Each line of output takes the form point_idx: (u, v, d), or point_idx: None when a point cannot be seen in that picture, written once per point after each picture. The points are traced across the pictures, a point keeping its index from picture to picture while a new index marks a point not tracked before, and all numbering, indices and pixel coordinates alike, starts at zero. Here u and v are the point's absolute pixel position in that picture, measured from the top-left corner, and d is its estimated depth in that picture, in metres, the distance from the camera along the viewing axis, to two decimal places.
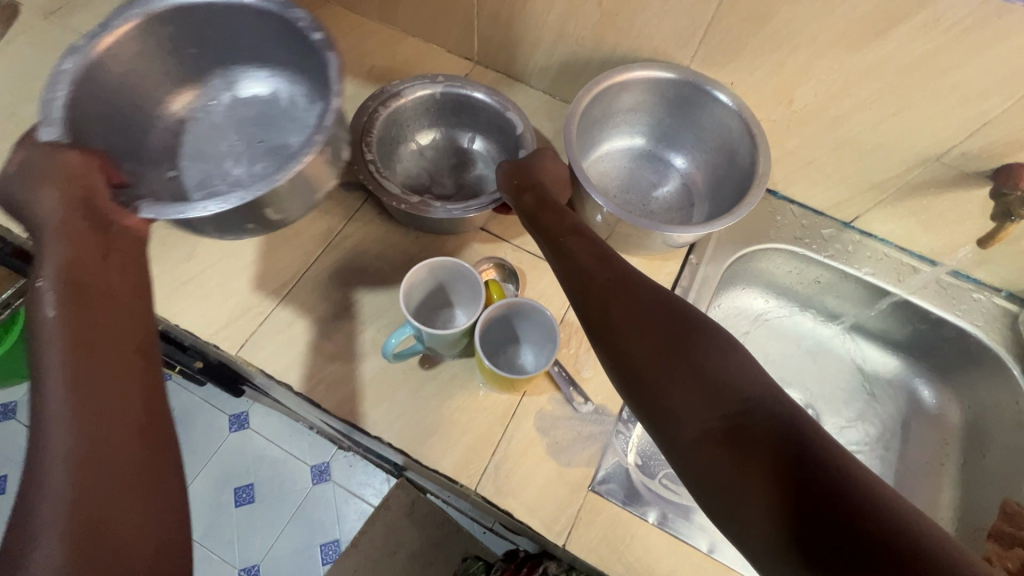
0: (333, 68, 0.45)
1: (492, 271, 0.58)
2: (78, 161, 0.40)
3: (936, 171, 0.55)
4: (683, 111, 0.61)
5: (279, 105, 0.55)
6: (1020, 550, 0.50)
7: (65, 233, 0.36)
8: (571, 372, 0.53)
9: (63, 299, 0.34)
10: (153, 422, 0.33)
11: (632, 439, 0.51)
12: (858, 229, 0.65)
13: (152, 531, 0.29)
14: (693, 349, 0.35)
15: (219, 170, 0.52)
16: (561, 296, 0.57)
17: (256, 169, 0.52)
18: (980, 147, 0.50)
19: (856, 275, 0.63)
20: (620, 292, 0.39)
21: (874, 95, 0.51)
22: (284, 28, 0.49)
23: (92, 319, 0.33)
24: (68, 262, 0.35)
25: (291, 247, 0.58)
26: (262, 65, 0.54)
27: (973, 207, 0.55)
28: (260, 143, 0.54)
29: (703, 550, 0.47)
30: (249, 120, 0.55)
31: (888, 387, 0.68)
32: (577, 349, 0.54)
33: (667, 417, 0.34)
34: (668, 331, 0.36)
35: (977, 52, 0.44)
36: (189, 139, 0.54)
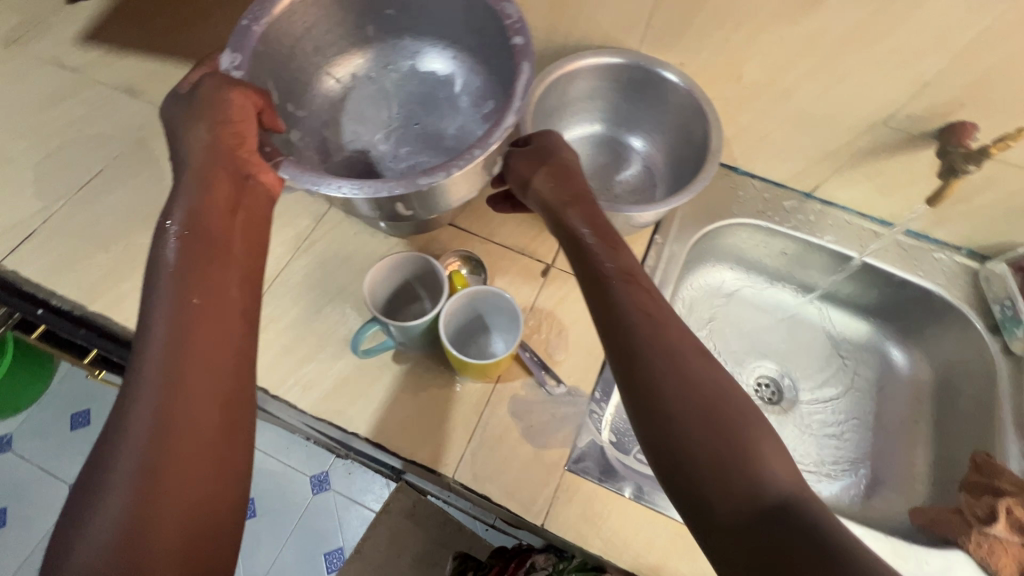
0: (523, 82, 0.43)
1: (458, 264, 0.58)
2: (246, 102, 0.41)
3: (885, 135, 0.56)
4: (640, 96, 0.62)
5: (450, 91, 0.56)
6: (990, 496, 0.50)
7: (201, 177, 0.37)
8: (543, 357, 0.54)
9: (184, 251, 0.35)
10: (236, 402, 0.32)
11: (605, 418, 0.52)
12: (818, 198, 0.67)
13: (206, 508, 0.29)
14: (741, 438, 0.32)
15: (368, 143, 0.54)
16: (530, 284, 0.58)
17: (402, 152, 0.54)
18: (923, 109, 0.52)
19: (819, 243, 0.65)
20: (662, 351, 0.35)
21: (817, 66, 0.52)
22: (480, 15, 0.49)
23: (207, 284, 0.34)
24: (196, 212, 0.36)
25: None
26: (438, 43, 0.55)
27: (924, 167, 0.57)
28: (416, 125, 0.55)
29: (680, 519, 0.48)
30: (414, 96, 0.56)
31: (860, 351, 0.69)
32: (547, 334, 0.55)
33: (701, 494, 0.31)
34: (715, 409, 0.33)
35: (908, 16, 0.45)
36: (346, 109, 0.55)
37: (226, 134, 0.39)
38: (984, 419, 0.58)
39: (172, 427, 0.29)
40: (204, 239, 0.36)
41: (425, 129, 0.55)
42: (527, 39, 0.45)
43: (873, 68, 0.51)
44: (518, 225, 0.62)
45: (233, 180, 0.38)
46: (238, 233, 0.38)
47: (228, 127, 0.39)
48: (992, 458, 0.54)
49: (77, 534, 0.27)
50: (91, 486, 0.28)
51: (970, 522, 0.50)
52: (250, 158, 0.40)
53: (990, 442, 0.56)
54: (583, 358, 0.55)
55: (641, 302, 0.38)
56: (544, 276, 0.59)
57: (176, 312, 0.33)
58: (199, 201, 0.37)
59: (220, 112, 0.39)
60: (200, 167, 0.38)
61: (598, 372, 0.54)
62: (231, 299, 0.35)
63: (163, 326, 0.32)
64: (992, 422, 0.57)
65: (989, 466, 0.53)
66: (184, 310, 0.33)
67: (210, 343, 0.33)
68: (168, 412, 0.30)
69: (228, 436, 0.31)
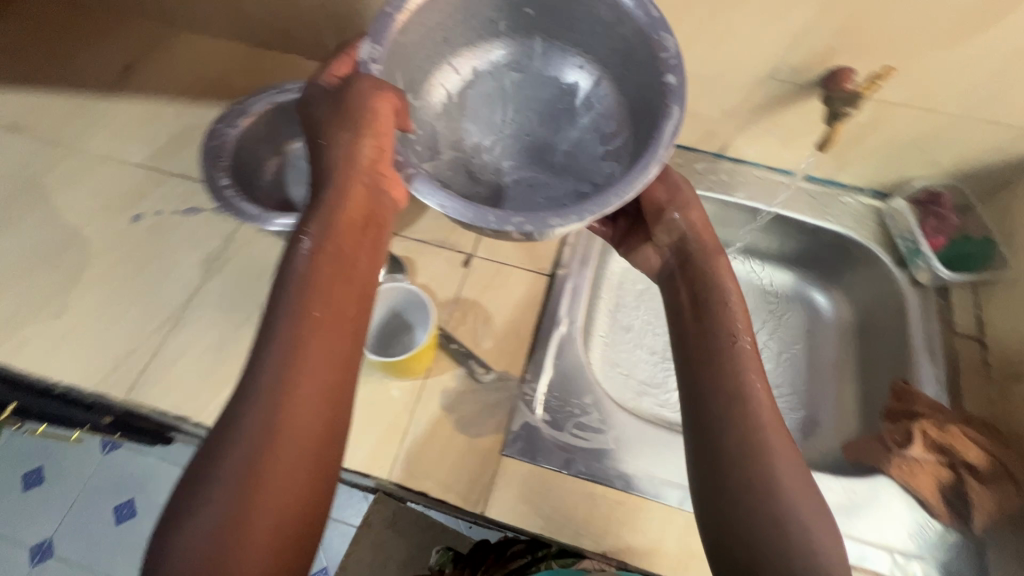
0: (672, 127, 0.45)
1: None
2: (390, 106, 0.47)
3: (773, 88, 0.62)
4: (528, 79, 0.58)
5: (573, 101, 0.58)
6: (903, 420, 0.60)
7: (335, 207, 0.44)
8: (471, 346, 0.61)
9: (314, 263, 0.41)
10: (337, 422, 0.38)
11: (538, 398, 0.58)
12: (728, 157, 0.74)
13: (297, 517, 0.35)
14: (761, 469, 0.41)
15: (472, 149, 0.57)
16: (453, 277, 0.65)
17: (506, 164, 0.57)
18: (796, 61, 0.58)
19: (734, 200, 0.72)
20: (727, 376, 0.45)
21: (694, 31, 0.58)
22: (632, 30, 0.50)
23: (327, 306, 0.40)
24: (324, 240, 0.42)
25: (174, 279, 0.67)
26: (589, 59, 0.56)
27: (806, 116, 0.64)
28: (540, 130, 0.58)
29: (616, 485, 0.54)
30: (534, 99, 0.58)
31: (786, 301, 0.77)
32: (474, 324, 0.62)
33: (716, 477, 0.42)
34: (748, 442, 0.42)
35: None
36: (473, 102, 0.58)
37: (359, 145, 0.45)
38: (902, 344, 0.67)
39: (284, 434, 0.35)
40: (330, 257, 0.42)
41: (538, 140, 0.58)
42: (678, 78, 0.47)
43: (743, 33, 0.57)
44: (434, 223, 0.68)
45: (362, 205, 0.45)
46: (354, 254, 0.43)
47: (352, 142, 0.45)
48: (908, 386, 0.63)
49: (188, 515, 0.34)
50: (198, 477, 0.35)
51: (888, 447, 0.59)
52: (366, 182, 0.45)
53: (904, 367, 0.65)
54: (507, 344, 0.61)
55: (730, 333, 0.47)
56: (465, 267, 0.65)
57: (303, 317, 0.39)
58: (326, 229, 0.43)
59: (342, 113, 0.46)
60: (330, 180, 0.45)
61: (528, 357, 0.60)
62: (338, 321, 0.40)
63: (275, 352, 0.37)
64: (905, 348, 0.66)
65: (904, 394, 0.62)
66: (306, 313, 0.39)
67: (318, 358, 0.38)
68: (282, 420, 0.36)
69: (325, 450, 0.37)
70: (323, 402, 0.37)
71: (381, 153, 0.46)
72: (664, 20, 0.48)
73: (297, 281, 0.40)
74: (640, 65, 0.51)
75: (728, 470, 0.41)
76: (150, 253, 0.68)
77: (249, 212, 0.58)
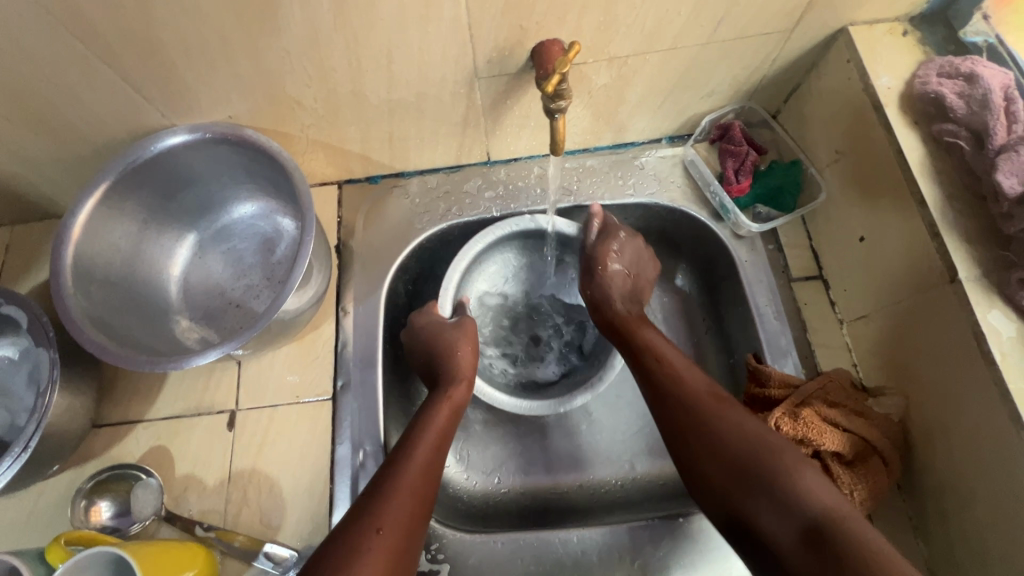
0: (815, 252, 0.76)
1: (100, 510, 0.70)
2: (469, 354, 0.73)
3: (760, 92, 0.77)
4: (570, 341, 0.88)
5: (672, 291, 0.86)
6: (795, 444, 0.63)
7: (454, 381, 0.71)
8: (264, 524, 0.69)
9: (444, 416, 0.67)
10: (421, 513, 0.58)
11: (454, 534, 0.68)
12: (641, 145, 0.85)
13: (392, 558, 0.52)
14: (722, 406, 0.60)
15: (608, 460, 0.83)
16: (295, 415, 0.75)
17: (627, 449, 0.83)
18: (763, 58, 0.70)
19: (647, 197, 0.81)
20: (654, 379, 0.65)
21: (669, 52, 0.67)
22: (768, 177, 0.77)
23: (438, 435, 0.65)
24: (460, 384, 0.71)
25: (44, 506, 0.71)
26: (689, 156, 0.81)
27: (798, 113, 0.78)
28: (625, 437, 0.84)
29: None
30: (671, 303, 0.85)
31: (677, 283, 0.86)
32: (264, 500, 0.70)
33: (673, 429, 0.61)
34: (696, 386, 0.62)
35: (730, 7, 0.62)
36: (553, 353, 0.87)
37: (451, 387, 0.70)
38: None
39: (383, 536, 0.53)
40: (449, 404, 0.68)
41: (564, 352, 0.87)
42: (808, 206, 0.74)
43: (864, 15, 0.66)
44: (325, 361, 0.77)
45: (467, 386, 0.71)
46: (438, 436, 0.65)
47: (457, 375, 0.72)
48: (760, 362, 0.71)
49: (354, 518, 0.55)
50: (370, 501, 0.56)
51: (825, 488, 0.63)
52: (460, 397, 0.70)
53: None
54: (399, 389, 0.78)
55: (648, 350, 0.67)
56: (268, 408, 0.75)
57: (410, 469, 0.60)
58: (435, 421, 0.66)
59: (438, 353, 0.73)
60: (443, 392, 0.70)
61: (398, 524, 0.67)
62: (420, 487, 0.59)
63: (425, 446, 0.63)
64: None
65: (760, 376, 0.69)
66: (409, 461, 0.61)
67: (409, 497, 0.57)
68: (379, 546, 0.52)
69: (399, 564, 0.53)
70: (409, 524, 0.56)
71: (462, 390, 0.71)
72: (719, 183, 0.78)
73: (429, 435, 0.64)
74: (713, 254, 0.81)
75: (745, 455, 0.56)
76: (18, 401, 0.73)
77: (180, 362, 0.62)
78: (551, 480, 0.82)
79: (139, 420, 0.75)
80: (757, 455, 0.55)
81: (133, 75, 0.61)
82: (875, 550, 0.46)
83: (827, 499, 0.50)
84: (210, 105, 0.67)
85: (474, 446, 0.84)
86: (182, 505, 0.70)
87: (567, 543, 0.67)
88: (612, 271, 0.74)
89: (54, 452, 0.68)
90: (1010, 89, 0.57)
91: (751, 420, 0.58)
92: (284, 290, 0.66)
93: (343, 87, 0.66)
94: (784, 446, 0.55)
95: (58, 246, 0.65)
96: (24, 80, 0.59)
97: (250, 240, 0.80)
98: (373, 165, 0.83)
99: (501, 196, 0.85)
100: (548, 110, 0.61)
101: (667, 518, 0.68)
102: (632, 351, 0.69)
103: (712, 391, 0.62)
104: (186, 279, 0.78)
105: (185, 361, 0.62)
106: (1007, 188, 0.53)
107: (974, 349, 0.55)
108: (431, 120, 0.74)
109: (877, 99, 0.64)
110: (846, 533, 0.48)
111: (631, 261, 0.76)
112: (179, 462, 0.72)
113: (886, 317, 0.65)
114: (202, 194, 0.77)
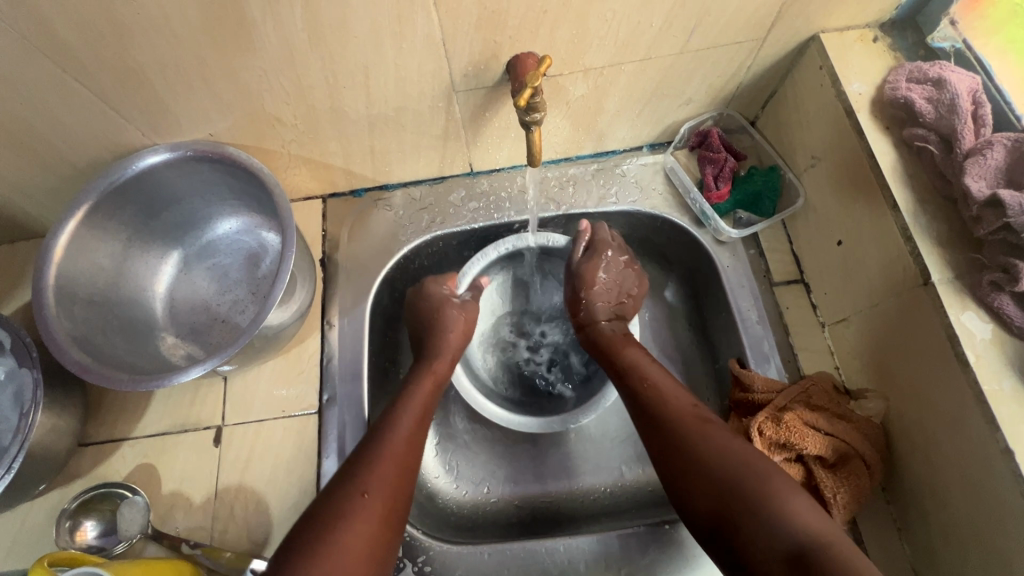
0: (796, 257, 0.77)
1: (85, 530, 0.69)
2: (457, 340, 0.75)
3: (738, 99, 0.78)
4: (568, 366, 0.86)
5: (657, 297, 0.86)
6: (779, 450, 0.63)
7: (436, 358, 0.73)
8: (250, 540, 0.69)
9: (423, 391, 0.69)
10: (404, 480, 0.59)
11: (441, 546, 0.68)
12: (622, 153, 0.85)
13: (377, 519, 0.55)
14: (700, 425, 0.59)
15: (596, 467, 0.83)
16: (281, 430, 0.75)
17: (615, 456, 0.84)
18: (738, 66, 0.71)
19: (629, 205, 0.82)
20: (640, 387, 0.65)
21: (644, 63, 0.68)
22: (748, 183, 0.78)
23: (417, 405, 0.66)
24: (445, 366, 0.73)
25: (29, 528, 0.71)
26: (669, 163, 0.82)
27: (776, 119, 0.78)
28: (614, 444, 0.84)
29: None
30: (657, 310, 0.85)
31: (662, 289, 0.86)
32: (250, 515, 0.70)
33: (653, 438, 0.61)
34: (678, 403, 0.62)
35: (700, 18, 0.62)
36: (552, 375, 0.86)
37: (433, 364, 0.72)
38: None
39: (366, 501, 0.55)
40: (429, 381, 0.70)
41: (563, 374, 0.86)
42: (787, 211, 0.74)
43: (835, 22, 0.66)
44: (311, 374, 0.78)
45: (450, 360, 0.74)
46: (420, 407, 0.66)
47: (443, 351, 0.74)
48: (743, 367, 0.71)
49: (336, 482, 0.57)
50: (350, 467, 0.58)
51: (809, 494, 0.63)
52: (443, 371, 0.72)
53: None
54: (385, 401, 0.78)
55: (629, 362, 0.68)
56: (254, 423, 0.75)
57: (393, 437, 0.61)
58: (418, 398, 0.67)
59: (427, 326, 0.75)
60: (426, 366, 0.72)
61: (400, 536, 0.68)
62: (403, 454, 0.60)
63: (406, 418, 0.64)
64: None
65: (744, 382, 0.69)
66: (391, 430, 0.62)
67: (394, 463, 0.59)
68: (360, 512, 0.54)
69: (386, 529, 0.55)
70: (391, 491, 0.57)
71: (443, 366, 0.73)
72: (700, 190, 0.78)
73: (410, 408, 0.65)
74: (695, 260, 0.81)
75: (730, 473, 0.54)
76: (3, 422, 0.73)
77: (163, 380, 0.62)
78: (540, 489, 0.82)
79: (125, 438, 0.75)
80: (741, 471, 0.54)
81: (111, 96, 0.62)
82: (858, 570, 0.46)
83: (812, 521, 0.49)
84: (190, 124, 0.68)
85: (463, 458, 0.84)
86: (168, 523, 0.70)
87: (554, 553, 0.67)
88: (595, 291, 0.75)
89: (38, 472, 0.68)
90: (977, 94, 0.59)
91: (733, 439, 0.57)
92: (266, 305, 0.66)
93: (322, 103, 0.67)
94: (768, 469, 0.54)
95: (41, 267, 0.66)
96: (3, 103, 0.60)
97: (234, 255, 0.81)
98: (356, 179, 0.84)
99: (484, 206, 0.85)
100: (523, 123, 0.61)
101: (653, 526, 0.68)
102: (615, 367, 0.69)
103: (695, 411, 0.61)
104: (171, 296, 0.78)
105: (168, 378, 0.63)
106: (977, 191, 0.55)
107: (948, 350, 0.55)
108: (411, 134, 0.75)
109: (849, 105, 0.65)
110: (830, 558, 0.47)
111: (615, 285, 0.76)
112: (165, 480, 0.72)
113: (865, 319, 0.66)
114: (186, 211, 0.78)
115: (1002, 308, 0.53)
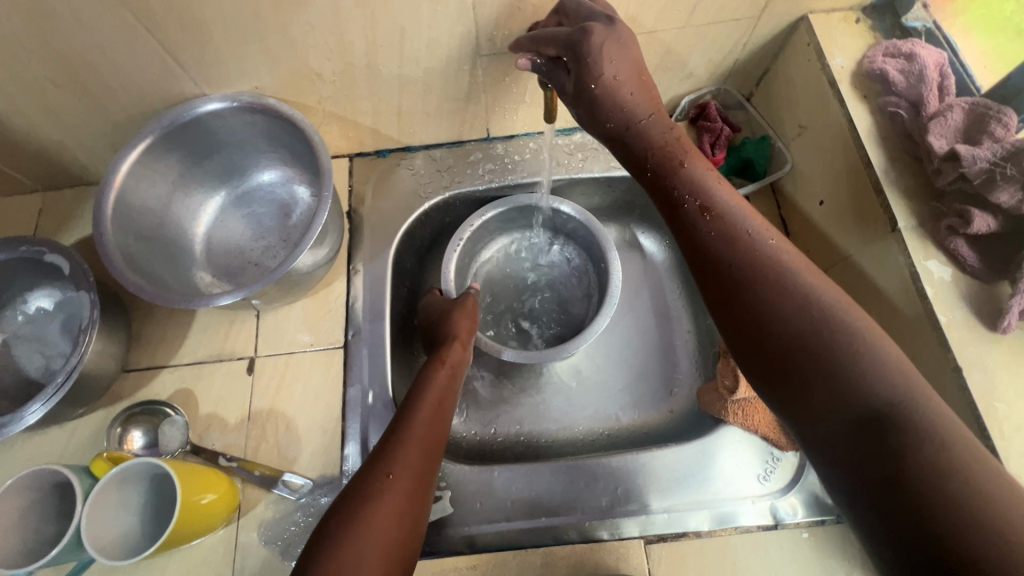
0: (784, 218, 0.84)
1: (133, 439, 0.77)
2: (467, 323, 0.79)
3: (734, 75, 0.86)
4: (574, 303, 0.94)
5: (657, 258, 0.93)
6: None
7: (450, 348, 0.76)
8: (282, 457, 0.76)
9: (439, 379, 0.71)
10: (429, 461, 0.62)
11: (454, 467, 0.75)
12: None
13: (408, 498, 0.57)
14: (775, 269, 0.52)
15: (595, 411, 0.90)
16: (309, 361, 0.81)
17: (613, 401, 0.90)
18: (735, 43, 0.79)
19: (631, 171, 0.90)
20: (715, 232, 0.56)
21: (650, 36, 0.76)
22: (742, 151, 0.85)
23: (437, 394, 0.69)
24: (459, 360, 0.76)
25: (77, 441, 0.77)
26: None
27: (768, 94, 0.86)
28: (612, 390, 0.91)
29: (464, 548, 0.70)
30: None
31: None
32: (280, 435, 0.77)
33: (722, 284, 0.54)
34: (745, 245, 0.54)
35: None
36: (562, 315, 0.93)
37: (447, 351, 0.75)
38: None
39: (398, 481, 0.57)
40: (445, 371, 0.73)
41: (572, 314, 0.93)
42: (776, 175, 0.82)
43: (822, 4, 0.74)
44: (337, 314, 0.84)
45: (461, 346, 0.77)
46: (437, 392, 0.69)
47: (454, 341, 0.77)
48: None
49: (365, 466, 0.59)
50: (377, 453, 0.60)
51: None
52: (454, 361, 0.75)
53: None
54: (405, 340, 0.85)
55: (696, 203, 0.59)
56: (285, 356, 0.82)
57: (416, 422, 0.64)
58: (433, 384, 0.70)
59: (439, 326, 0.80)
60: (439, 355, 0.75)
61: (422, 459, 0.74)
62: (426, 436, 0.63)
63: (426, 405, 0.67)
64: None
65: None
66: (411, 419, 0.64)
67: (418, 446, 0.61)
68: (391, 493, 0.56)
69: (414, 509, 0.57)
70: (420, 472, 0.60)
71: (456, 352, 0.76)
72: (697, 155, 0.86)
73: (429, 394, 0.68)
74: None
75: (806, 323, 0.49)
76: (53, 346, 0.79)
77: (212, 301, 0.69)
78: (543, 431, 0.89)
79: (164, 366, 0.82)
80: (820, 316, 0.49)
81: (172, 46, 0.69)
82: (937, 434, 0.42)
83: (893, 373, 0.45)
84: (238, 76, 0.75)
85: (471, 400, 0.91)
86: (205, 440, 0.77)
87: (557, 475, 0.74)
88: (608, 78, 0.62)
89: (88, 389, 0.75)
90: (943, 68, 0.67)
91: (816, 287, 0.50)
92: (302, 241, 0.73)
93: (358, 61, 0.74)
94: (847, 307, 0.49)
95: (103, 195, 0.73)
96: (74, 48, 0.67)
97: (269, 205, 0.87)
98: (382, 139, 0.91)
99: (500, 168, 0.93)
100: (542, 80, 0.69)
101: (647, 454, 0.75)
102: (673, 201, 0.60)
103: (774, 258, 0.53)
104: (209, 237, 0.85)
105: (215, 301, 0.69)
106: (938, 148, 0.63)
107: (910, 287, 0.63)
108: (436, 95, 0.82)
109: (831, 78, 0.73)
110: (911, 416, 0.43)
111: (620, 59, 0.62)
112: (202, 403, 0.79)
113: (842, 269, 0.73)
114: (225, 160, 0.85)
115: (957, 250, 0.61)
